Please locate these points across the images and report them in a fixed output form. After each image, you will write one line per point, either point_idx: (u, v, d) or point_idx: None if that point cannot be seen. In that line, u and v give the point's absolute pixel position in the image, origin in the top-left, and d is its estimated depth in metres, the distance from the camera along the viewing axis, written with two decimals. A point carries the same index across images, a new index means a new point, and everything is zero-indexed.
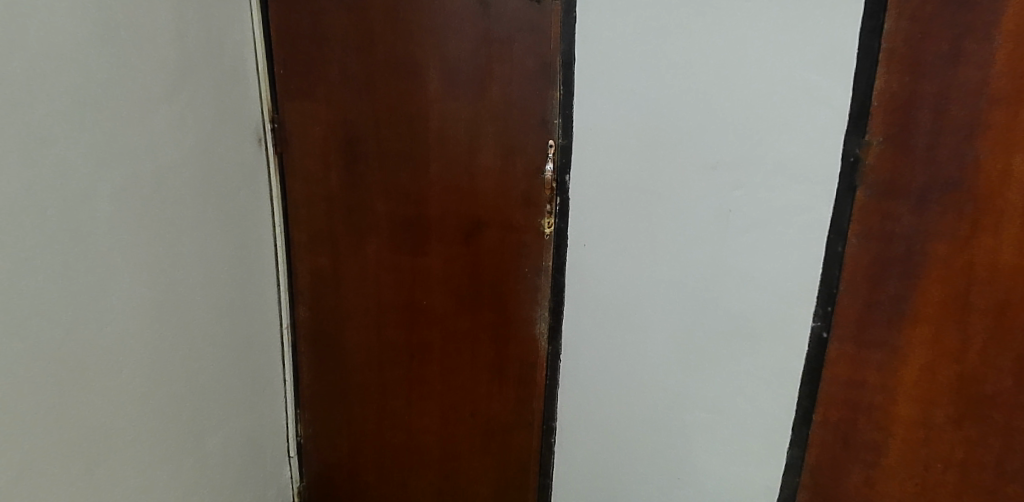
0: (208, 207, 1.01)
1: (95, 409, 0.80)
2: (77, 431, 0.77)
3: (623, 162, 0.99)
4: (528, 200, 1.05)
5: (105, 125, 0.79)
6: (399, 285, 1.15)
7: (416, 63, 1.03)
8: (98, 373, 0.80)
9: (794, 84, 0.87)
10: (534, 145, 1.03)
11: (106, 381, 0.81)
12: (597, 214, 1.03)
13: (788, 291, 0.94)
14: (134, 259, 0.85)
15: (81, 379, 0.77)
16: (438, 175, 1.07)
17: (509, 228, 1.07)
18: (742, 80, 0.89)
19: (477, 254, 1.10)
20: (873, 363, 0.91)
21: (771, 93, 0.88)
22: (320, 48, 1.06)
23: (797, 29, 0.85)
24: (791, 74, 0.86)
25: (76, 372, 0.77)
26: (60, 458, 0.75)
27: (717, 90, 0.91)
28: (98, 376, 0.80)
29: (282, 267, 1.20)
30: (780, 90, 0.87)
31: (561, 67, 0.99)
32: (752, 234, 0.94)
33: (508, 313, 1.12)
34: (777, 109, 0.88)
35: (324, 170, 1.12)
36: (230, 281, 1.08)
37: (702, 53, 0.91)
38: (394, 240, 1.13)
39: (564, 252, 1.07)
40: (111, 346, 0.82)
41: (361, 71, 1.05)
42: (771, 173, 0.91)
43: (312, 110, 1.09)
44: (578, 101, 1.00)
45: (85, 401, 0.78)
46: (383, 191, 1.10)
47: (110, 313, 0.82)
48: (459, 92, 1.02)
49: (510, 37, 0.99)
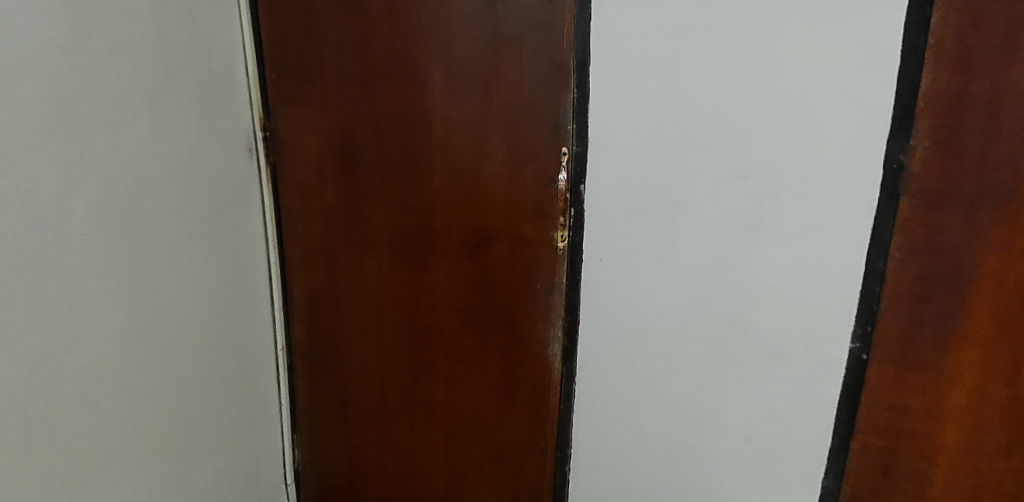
0: (194, 223, 0.94)
1: (77, 442, 0.75)
2: (60, 463, 0.73)
3: (644, 170, 0.91)
4: (539, 212, 0.97)
5: (64, 138, 0.71)
6: (401, 303, 1.07)
7: (418, 65, 0.95)
8: (81, 403, 0.76)
9: (829, 86, 0.79)
10: (546, 152, 0.94)
11: (93, 411, 0.78)
12: (614, 227, 0.95)
13: (824, 309, 0.87)
14: (103, 283, 0.78)
15: (62, 410, 0.73)
16: (442, 184, 0.99)
17: (518, 242, 0.99)
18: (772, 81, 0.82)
19: (484, 271, 1.01)
20: (917, 386, 0.84)
21: (804, 95, 0.81)
22: (314, 51, 0.98)
23: (834, 27, 0.77)
24: (828, 75, 0.79)
25: (56, 405, 0.72)
26: (40, 492, 0.71)
27: (746, 93, 0.83)
28: (80, 405, 0.76)
29: (277, 284, 1.13)
30: (816, 92, 0.80)
31: (576, 68, 0.91)
32: (787, 248, 0.87)
33: (519, 334, 1.03)
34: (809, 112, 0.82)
35: (320, 182, 1.04)
36: (220, 302, 1.01)
37: (730, 51, 0.83)
38: (395, 255, 1.04)
39: (580, 268, 0.98)
40: (75, 377, 0.75)
41: (358, 77, 0.98)
42: (806, 182, 0.83)
43: (306, 118, 1.02)
44: (594, 106, 0.91)
45: (68, 431, 0.74)
46: (383, 204, 1.02)
47: (71, 343, 0.74)
48: (464, 96, 0.95)
49: (519, 36, 0.91)
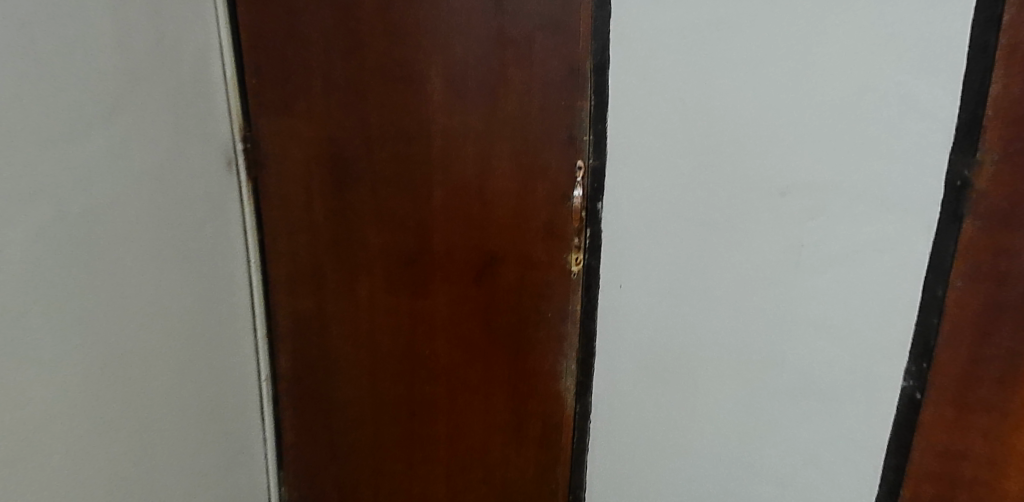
0: (162, 247, 0.83)
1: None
2: None
3: (668, 186, 0.81)
4: (551, 233, 0.87)
5: (9, 158, 0.61)
6: (396, 331, 0.97)
7: (415, 69, 0.85)
8: (29, 462, 0.65)
9: (885, 92, 0.69)
10: (560, 166, 0.84)
11: (40, 468, 0.67)
12: (634, 250, 0.84)
13: (875, 342, 0.77)
14: (47, 319, 0.67)
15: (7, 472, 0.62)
16: (443, 201, 0.89)
17: (527, 265, 0.88)
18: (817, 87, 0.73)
19: (488, 297, 0.91)
20: (978, 430, 0.74)
21: (856, 103, 0.71)
22: (300, 54, 0.88)
23: (892, 25, 0.67)
24: (884, 80, 0.69)
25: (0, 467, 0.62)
26: None
27: (788, 100, 0.73)
28: (28, 464, 0.65)
29: (259, 310, 1.02)
30: (870, 100, 0.70)
31: (593, 72, 0.80)
32: (831, 274, 0.77)
33: (528, 366, 0.93)
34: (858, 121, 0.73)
35: (307, 198, 0.94)
36: (193, 334, 0.90)
37: (772, 53, 0.72)
38: (390, 279, 0.94)
39: (596, 294, 0.88)
40: (16, 430, 0.63)
41: (348, 83, 0.87)
42: (856, 201, 0.74)
43: (291, 127, 0.92)
44: (613, 114, 0.81)
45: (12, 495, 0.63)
46: (376, 222, 0.92)
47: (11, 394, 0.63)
48: (468, 103, 0.84)
49: (529, 36, 0.81)
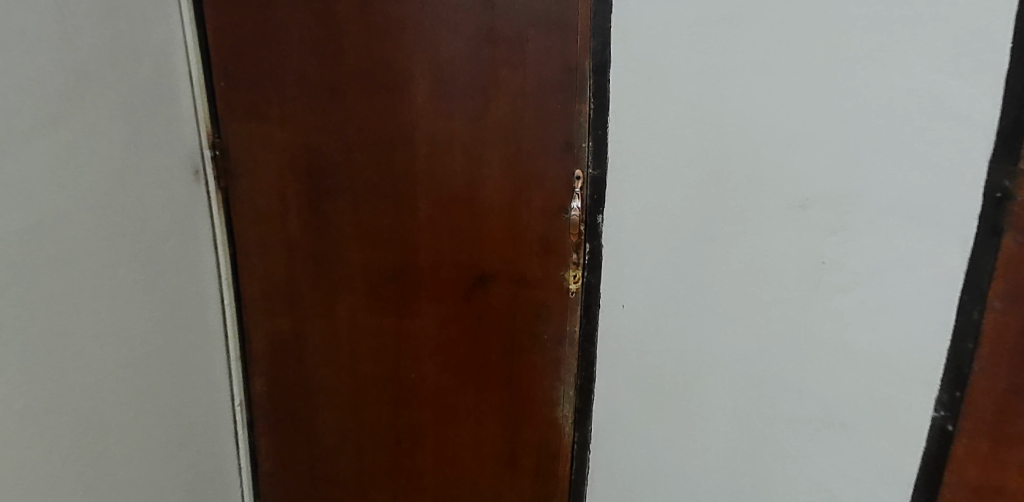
0: (117, 267, 0.74)
1: None
2: None
3: (675, 198, 0.73)
4: (547, 248, 0.79)
5: None
6: (379, 354, 0.89)
7: (398, 70, 0.77)
8: None
9: (921, 94, 0.61)
10: (557, 176, 0.77)
11: None
12: (637, 267, 0.77)
13: (903, 370, 0.70)
14: None
15: None
16: (428, 214, 0.81)
17: (521, 284, 0.81)
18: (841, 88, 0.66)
19: (480, 317, 0.84)
20: (1015, 465, 0.67)
21: (888, 106, 0.63)
22: (273, 54, 0.81)
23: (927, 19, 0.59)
24: (917, 80, 0.61)
25: None
26: None
27: (808, 103, 0.66)
28: None
29: (232, 331, 0.94)
30: (900, 103, 0.62)
31: (593, 72, 0.73)
32: (856, 295, 0.70)
33: (523, 391, 0.86)
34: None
35: (282, 211, 0.87)
36: (155, 363, 0.81)
37: (790, 51, 0.65)
38: (372, 298, 0.87)
39: (596, 315, 0.80)
40: None
41: (326, 85, 0.80)
42: (883, 214, 0.66)
43: (263, 133, 0.84)
44: (614, 118, 0.73)
45: None
46: (357, 236, 0.85)
47: None
48: (455, 106, 0.77)
49: (523, 34, 0.74)
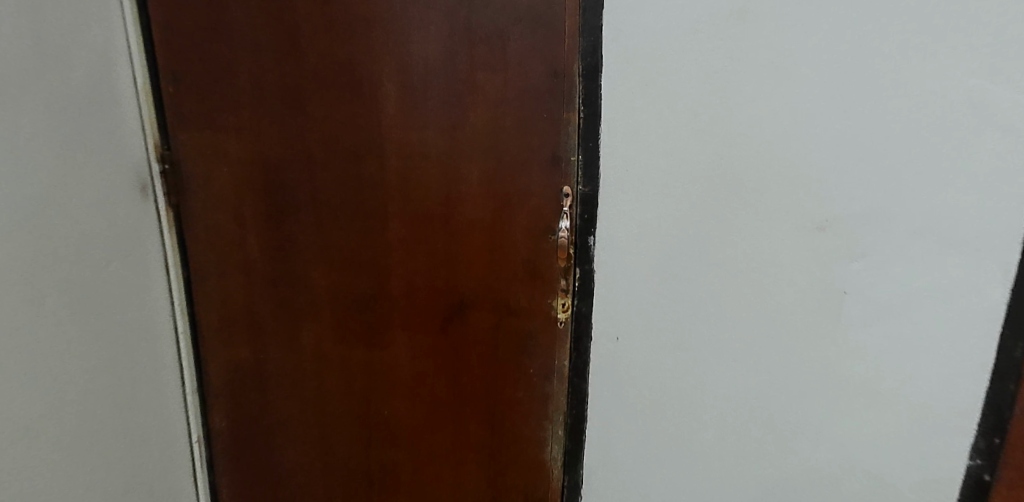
0: (46, 294, 0.64)
1: None
2: None
3: (677, 218, 0.64)
4: (533, 273, 0.71)
5: None
6: (348, 388, 0.81)
7: (363, 74, 0.69)
8: None
9: (958, 101, 0.54)
10: (543, 193, 0.69)
11: None
12: (633, 295, 0.68)
13: (935, 413, 0.62)
14: None
15: None
16: (400, 235, 0.73)
17: (504, 312, 0.73)
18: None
19: (458, 349, 0.75)
20: None
21: (916, 115, 0.55)
22: (227, 57, 0.72)
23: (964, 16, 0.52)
24: (953, 86, 0.54)
25: None
26: None
27: (828, 111, 0.58)
28: None
29: (188, 364, 0.85)
30: (933, 111, 0.55)
31: (583, 76, 0.65)
32: (879, 329, 0.62)
33: (507, 430, 0.77)
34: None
35: (238, 230, 0.78)
36: (91, 402, 0.71)
37: (808, 52, 0.57)
38: (340, 326, 0.78)
39: (587, 348, 0.71)
40: None
41: (285, 92, 0.72)
42: (915, 237, 0.58)
43: (217, 144, 0.76)
44: (607, 128, 0.64)
45: None
46: (322, 259, 0.76)
47: None
48: (429, 115, 0.69)
49: (502, 33, 0.65)
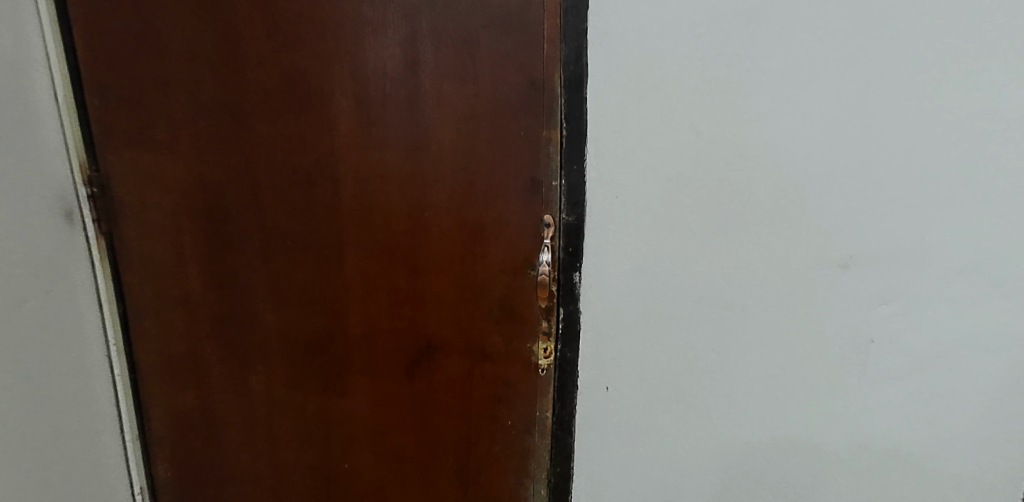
0: None
1: None
2: None
3: (675, 252, 0.55)
4: (510, 313, 0.62)
5: None
6: (305, 438, 0.71)
7: (313, 85, 0.60)
8: None
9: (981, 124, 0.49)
10: (520, 223, 0.59)
11: None
12: (624, 341, 0.59)
13: (963, 465, 0.56)
14: None
15: None
16: (358, 268, 0.64)
17: (477, 357, 0.64)
18: (891, 111, 0.50)
19: (425, 398, 0.66)
20: None
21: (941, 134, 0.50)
22: (160, 65, 0.63)
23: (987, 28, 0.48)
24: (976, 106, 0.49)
25: None
26: None
27: (846, 132, 0.51)
28: None
29: (127, 413, 0.75)
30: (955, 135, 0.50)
31: (565, 88, 0.56)
32: (903, 378, 0.55)
33: (483, 489, 0.68)
34: (945, 160, 0.50)
35: (177, 262, 0.68)
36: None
37: (824, 65, 0.50)
38: (293, 370, 0.69)
39: (571, 399, 0.62)
40: None
41: (226, 105, 0.62)
42: (942, 274, 0.52)
43: (149, 165, 0.66)
44: (594, 148, 0.55)
45: None
46: (270, 295, 0.67)
47: None
48: (387, 133, 0.60)
49: (471, 38, 0.56)
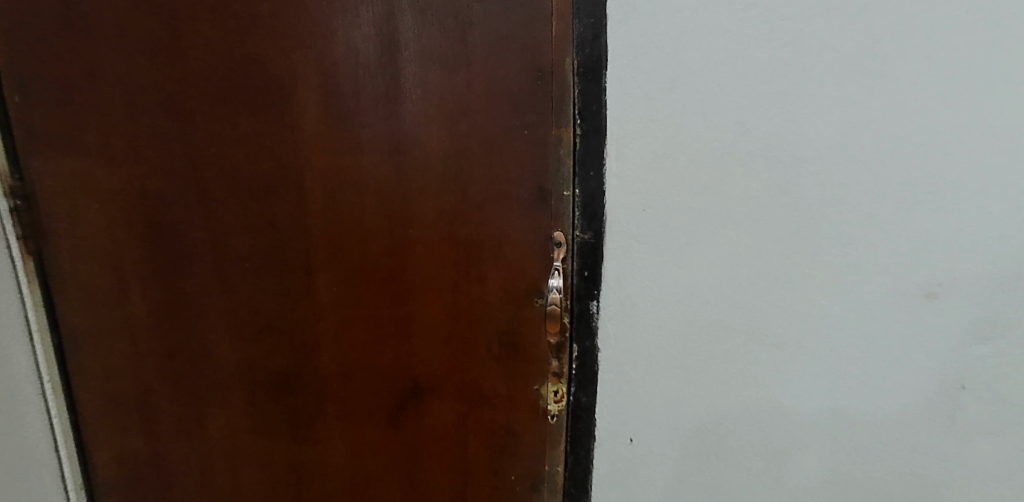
0: None
1: None
2: None
3: (715, 278, 0.45)
4: (513, 349, 0.51)
5: None
6: (272, 492, 0.61)
7: (270, 74, 0.49)
8: None
9: None
10: (523, 241, 0.49)
11: None
12: (651, 384, 0.48)
13: None
14: None
15: None
16: (330, 295, 0.53)
17: (474, 401, 0.53)
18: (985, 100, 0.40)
19: (412, 447, 0.56)
20: None
21: None
22: (90, 50, 0.51)
23: None
24: None
25: None
26: None
27: (929, 127, 0.41)
28: None
29: (70, 468, 0.62)
30: None
31: (578, 77, 0.45)
32: (1002, 433, 0.44)
33: None
34: None
35: (118, 287, 0.57)
36: None
37: (901, 43, 0.40)
38: (257, 414, 0.58)
39: (588, 452, 0.51)
40: None
41: (170, 99, 0.51)
42: None
43: (80, 173, 0.54)
44: (615, 150, 0.45)
45: None
46: (227, 327, 0.56)
47: None
48: (362, 133, 0.49)
49: (460, 15, 0.46)
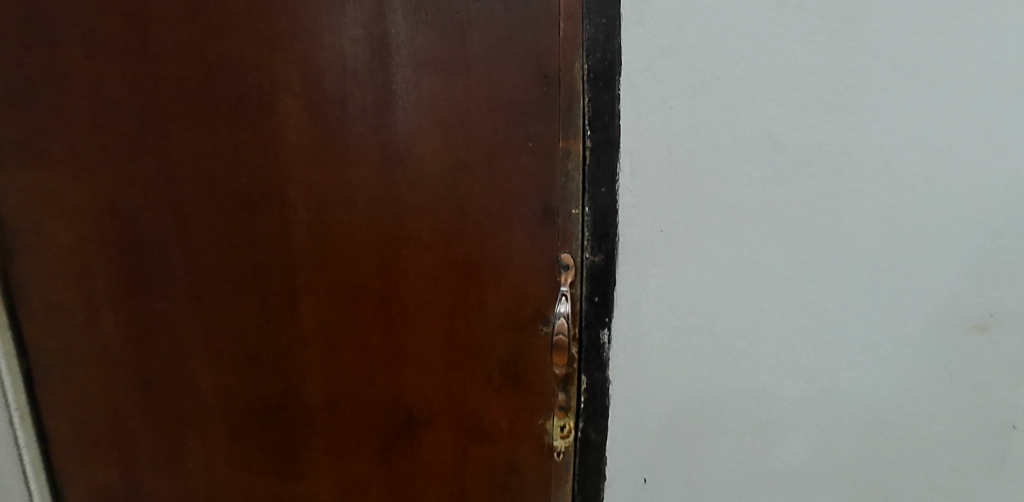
0: None
1: None
2: None
3: (738, 306, 0.41)
4: (515, 380, 0.47)
5: None
6: None
7: (251, 80, 0.45)
8: None
9: None
10: (527, 264, 0.45)
11: None
12: (668, 421, 0.44)
13: None
14: None
15: None
16: (316, 320, 0.49)
17: (473, 436, 0.49)
18: None
19: (406, 484, 0.51)
20: None
21: None
22: (53, 51, 0.47)
23: None
24: None
25: None
26: None
27: (982, 137, 0.36)
28: None
29: None
30: None
31: (588, 84, 0.41)
32: None
33: None
34: None
35: (89, 309, 0.52)
36: None
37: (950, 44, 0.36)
38: (237, 449, 0.53)
39: (597, 493, 0.47)
40: None
41: (141, 106, 0.47)
42: None
43: (42, 186, 0.49)
44: (629, 165, 0.40)
45: None
46: (205, 354, 0.52)
47: None
48: (351, 145, 0.45)
49: (457, 16, 0.42)
